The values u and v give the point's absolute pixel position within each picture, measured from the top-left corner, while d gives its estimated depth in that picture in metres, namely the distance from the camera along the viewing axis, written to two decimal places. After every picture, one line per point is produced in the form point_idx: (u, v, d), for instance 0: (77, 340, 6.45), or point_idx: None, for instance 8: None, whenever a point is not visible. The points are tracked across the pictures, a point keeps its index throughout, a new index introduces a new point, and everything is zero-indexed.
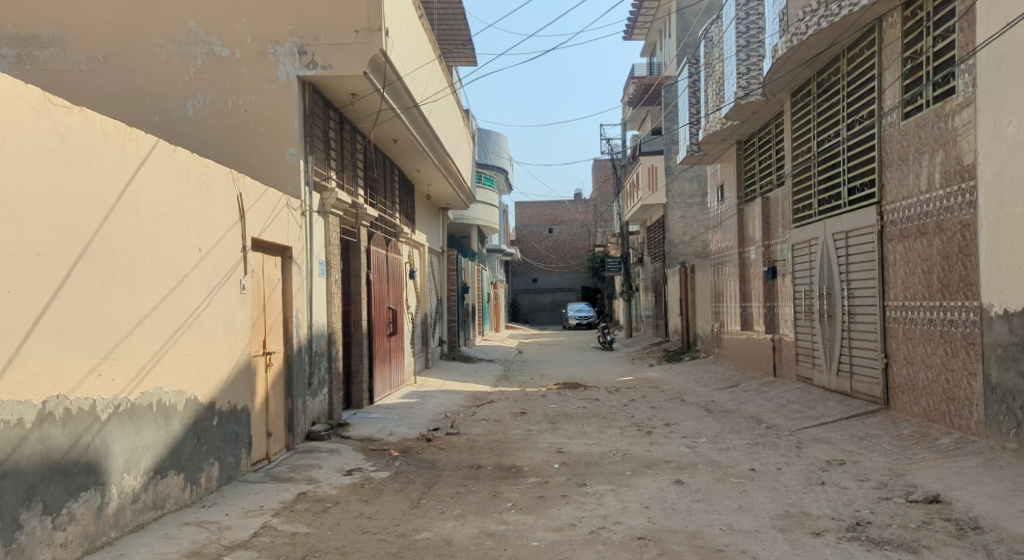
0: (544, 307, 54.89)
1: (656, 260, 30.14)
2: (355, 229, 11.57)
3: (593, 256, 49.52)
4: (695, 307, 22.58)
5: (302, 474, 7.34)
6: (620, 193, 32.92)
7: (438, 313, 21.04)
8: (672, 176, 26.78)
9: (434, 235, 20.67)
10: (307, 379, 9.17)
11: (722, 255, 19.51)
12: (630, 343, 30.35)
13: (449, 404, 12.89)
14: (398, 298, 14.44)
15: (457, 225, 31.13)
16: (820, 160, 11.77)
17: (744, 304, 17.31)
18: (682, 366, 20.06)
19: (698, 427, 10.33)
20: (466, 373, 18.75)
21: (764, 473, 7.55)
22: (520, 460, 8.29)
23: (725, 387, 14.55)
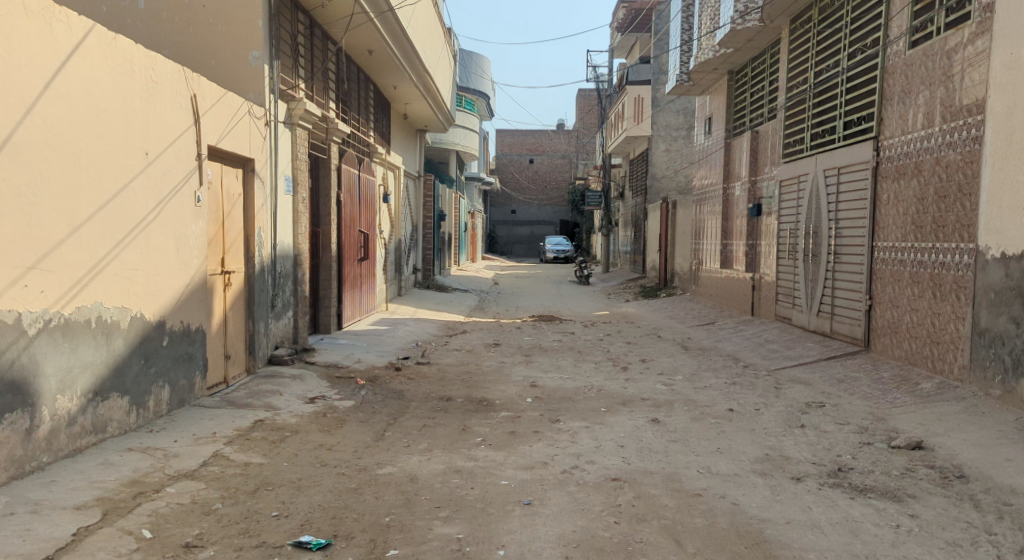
0: (522, 239, 54.60)
1: (637, 194, 29.75)
2: (324, 144, 11.13)
3: (573, 189, 49.05)
4: (674, 243, 22.28)
5: (260, 400, 6.97)
6: (604, 124, 32.30)
7: (412, 239, 20.62)
8: (658, 107, 26.19)
9: (411, 159, 20.16)
10: (270, 301, 8.76)
11: (706, 191, 19.12)
12: (607, 278, 30.14)
13: (420, 333, 12.54)
14: (370, 221, 14.03)
15: (436, 150, 30.51)
16: (817, 90, 11.44)
17: (725, 241, 17.01)
18: (658, 302, 19.89)
19: (675, 364, 10.06)
20: (439, 302, 18.42)
21: (743, 414, 7.28)
22: (491, 393, 7.99)
23: (702, 325, 14.31)
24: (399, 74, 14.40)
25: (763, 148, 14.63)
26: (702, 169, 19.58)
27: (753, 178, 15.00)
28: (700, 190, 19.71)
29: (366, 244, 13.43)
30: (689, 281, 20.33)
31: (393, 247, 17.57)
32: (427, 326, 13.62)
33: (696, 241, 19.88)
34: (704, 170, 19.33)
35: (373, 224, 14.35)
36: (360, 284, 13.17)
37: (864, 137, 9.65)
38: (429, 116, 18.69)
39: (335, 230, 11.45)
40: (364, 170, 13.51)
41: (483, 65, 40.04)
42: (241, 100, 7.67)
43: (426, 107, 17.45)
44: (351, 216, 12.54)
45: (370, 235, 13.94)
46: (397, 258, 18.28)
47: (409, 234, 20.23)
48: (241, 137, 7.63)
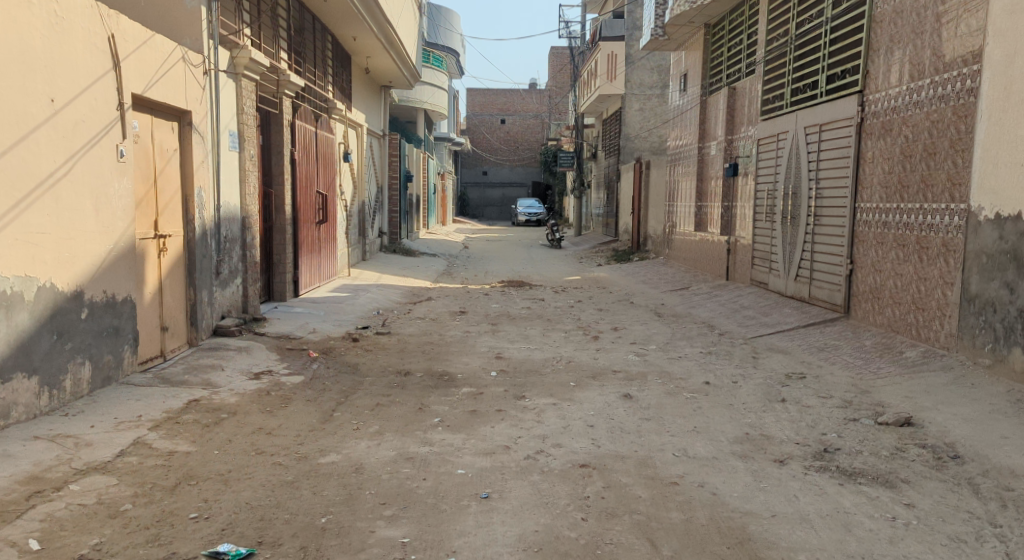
0: (493, 201, 53.98)
1: (610, 155, 29.20)
2: (275, 99, 10.53)
3: (545, 150, 48.41)
4: (647, 206, 21.81)
5: (198, 377, 6.39)
6: (577, 83, 31.63)
7: (377, 202, 19.98)
8: (632, 65, 25.56)
9: (375, 117, 19.49)
10: (214, 266, 8.16)
11: (680, 151, 18.61)
12: (579, 241, 29.67)
13: (382, 301, 11.97)
14: (329, 182, 13.43)
15: (404, 108, 29.76)
16: (799, 44, 10.97)
17: (700, 203, 16.55)
18: (631, 266, 19.46)
19: (648, 333, 9.61)
20: (406, 267, 17.85)
21: (719, 387, 6.83)
22: (453, 367, 7.48)
23: (675, 290, 13.89)
24: (360, 24, 13.77)
25: (740, 105, 14.16)
26: (676, 129, 19.05)
27: (730, 137, 14.53)
28: (674, 150, 19.22)
29: (325, 206, 12.84)
30: (663, 244, 19.90)
31: (355, 209, 16.95)
32: (391, 293, 13.05)
33: (670, 203, 19.41)
34: (679, 130, 18.82)
35: (333, 185, 13.75)
36: (319, 248, 12.62)
37: (849, 92, 9.18)
38: (393, 72, 18.04)
39: (289, 191, 10.88)
40: (321, 127, 12.90)
41: (453, 20, 39.22)
42: (166, 41, 7.07)
43: (389, 62, 16.80)
44: (307, 176, 11.95)
45: (329, 196, 13.36)
46: (361, 221, 17.67)
47: (375, 196, 19.59)
48: (169, 85, 7.05)
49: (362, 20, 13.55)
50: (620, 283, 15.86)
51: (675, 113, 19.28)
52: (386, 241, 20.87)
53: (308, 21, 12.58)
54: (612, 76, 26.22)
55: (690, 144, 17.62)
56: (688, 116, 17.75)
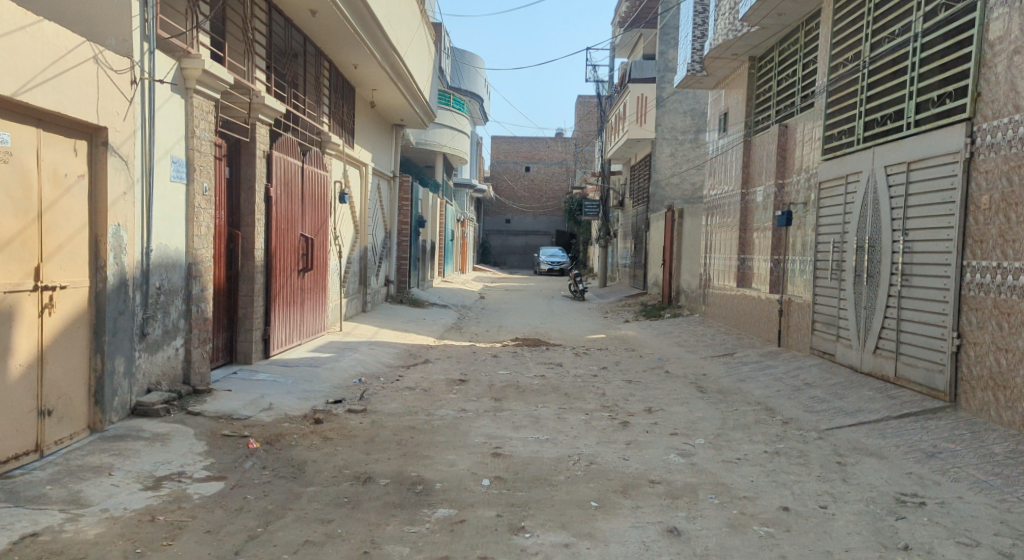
0: (515, 250, 52.35)
1: (638, 203, 27.40)
2: (245, 125, 8.80)
3: (570, 199, 46.81)
4: (679, 257, 19.90)
5: (62, 490, 4.59)
6: (604, 127, 29.98)
7: (382, 248, 18.23)
8: (663, 108, 23.85)
9: (383, 156, 17.83)
10: (142, 329, 6.27)
11: (718, 199, 16.76)
12: (604, 293, 27.77)
13: (371, 364, 10.13)
14: (318, 223, 11.69)
15: (421, 151, 28.23)
16: (875, 67, 9.14)
17: (742, 255, 14.64)
18: (662, 323, 17.51)
19: (690, 418, 7.69)
20: (409, 320, 16.03)
21: (803, 517, 4.93)
22: (438, 469, 5.59)
23: (716, 357, 11.92)
24: (360, 49, 12.12)
25: (793, 144, 12.30)
26: (712, 173, 17.25)
27: (781, 181, 12.66)
28: (710, 197, 17.39)
29: (308, 253, 10.99)
30: (696, 300, 17.97)
31: (354, 255, 15.19)
32: (385, 353, 11.22)
33: (704, 254, 17.54)
34: (716, 175, 17.01)
35: (324, 227, 12.02)
36: (302, 300, 10.82)
37: (951, 120, 7.49)
38: (405, 106, 16.41)
39: (261, 232, 9.11)
40: (312, 160, 11.20)
41: (476, 63, 37.92)
42: (66, 32, 5.39)
43: (396, 95, 15.17)
44: (289, 216, 10.20)
45: (317, 240, 11.60)
46: (361, 268, 15.88)
47: (379, 241, 17.85)
48: (69, 86, 5.36)
49: (365, 42, 11.90)
50: (651, 345, 13.92)
51: (712, 157, 17.51)
52: (392, 290, 19.09)
53: (298, 41, 10.94)
54: (643, 118, 24.28)
55: (730, 190, 15.76)
56: (729, 158, 15.91)
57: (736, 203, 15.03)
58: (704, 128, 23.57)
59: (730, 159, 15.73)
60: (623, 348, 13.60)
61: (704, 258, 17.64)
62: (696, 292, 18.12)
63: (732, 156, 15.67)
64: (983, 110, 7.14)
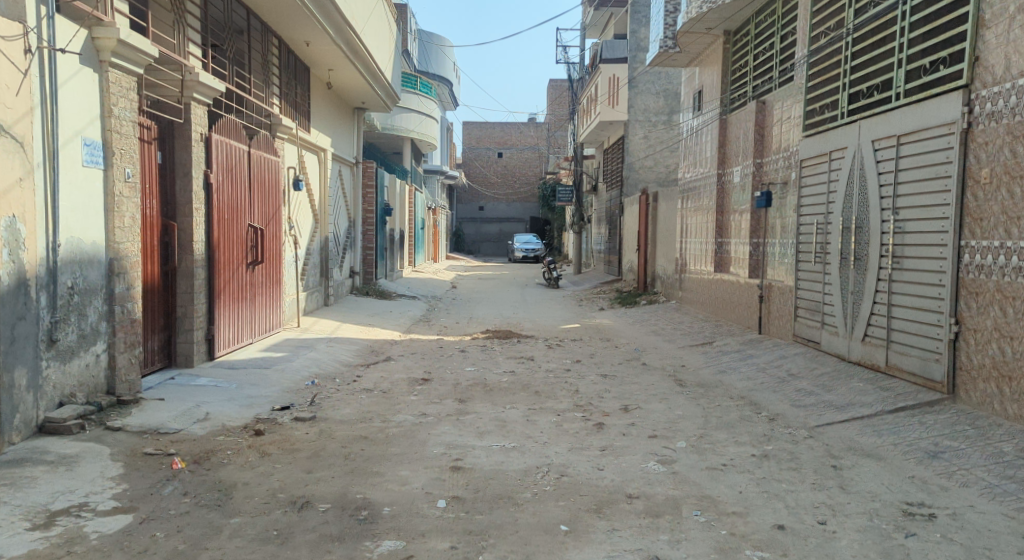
0: (490, 237, 51.65)
1: (612, 188, 26.79)
2: (178, 104, 8.14)
3: (544, 185, 46.13)
4: (654, 242, 19.31)
5: None
6: (575, 110, 29.32)
7: (346, 238, 17.48)
8: (636, 89, 23.22)
9: (344, 143, 17.07)
10: (54, 336, 5.68)
11: (693, 181, 16.16)
12: (579, 280, 27.16)
13: (327, 363, 9.43)
14: (270, 213, 10.97)
15: (388, 138, 27.43)
16: (860, 35, 8.52)
17: (719, 239, 14.06)
18: (638, 311, 16.93)
19: (670, 417, 7.09)
20: (375, 314, 15.33)
21: (802, 536, 4.33)
22: (385, 489, 4.92)
23: (695, 346, 11.34)
24: (309, 25, 11.43)
25: (772, 120, 11.71)
26: (687, 155, 16.64)
27: (760, 160, 12.08)
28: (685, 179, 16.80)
29: (257, 245, 10.25)
30: (673, 285, 17.39)
31: (313, 247, 14.46)
32: (344, 351, 10.52)
33: (680, 238, 16.96)
34: (691, 156, 16.41)
35: (277, 218, 11.30)
36: (252, 296, 10.10)
37: (945, 88, 6.91)
38: (364, 88, 15.67)
39: (200, 223, 8.40)
40: (259, 145, 10.48)
41: (445, 47, 37.08)
42: None
43: (353, 75, 14.39)
44: (233, 205, 9.49)
45: (268, 231, 10.88)
46: (322, 260, 15.14)
47: (342, 231, 17.11)
48: None
49: (315, 18, 11.17)
50: (628, 335, 13.33)
51: (686, 137, 16.91)
52: (358, 282, 18.36)
53: (241, 16, 10.44)
54: (615, 101, 23.85)
55: (706, 171, 15.17)
56: (704, 138, 15.31)
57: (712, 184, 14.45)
58: (677, 108, 22.97)
59: (705, 139, 15.13)
60: (597, 338, 13.00)
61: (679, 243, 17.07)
62: (673, 278, 17.56)
63: (707, 135, 15.07)
64: (982, 76, 6.57)
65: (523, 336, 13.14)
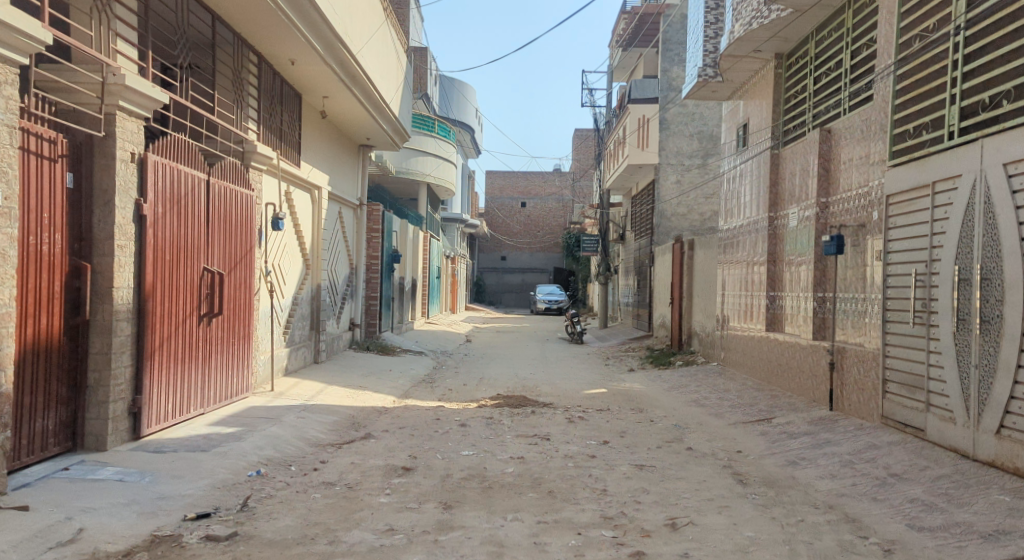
0: (512, 288, 49.95)
1: (641, 236, 24.86)
2: (99, 114, 6.32)
3: (569, 235, 44.35)
4: (690, 296, 17.33)
5: None
6: (602, 155, 27.56)
7: (344, 288, 15.65)
8: (667, 131, 21.37)
9: (346, 182, 15.26)
10: None
11: (735, 226, 14.18)
12: (605, 335, 25.13)
13: (291, 441, 7.52)
14: (237, 256, 9.13)
15: (402, 181, 25.80)
16: (986, 35, 6.61)
17: (770, 292, 12.06)
18: (672, 373, 14.93)
19: (734, 543, 5.12)
20: (372, 374, 13.42)
21: None
22: None
23: (750, 424, 9.29)
24: (294, 40, 9.66)
25: (840, 153, 9.79)
26: (728, 199, 14.70)
27: (825, 200, 10.14)
28: (724, 226, 14.84)
29: (216, 293, 8.39)
30: (712, 344, 15.38)
31: (301, 297, 12.64)
32: (320, 424, 8.62)
33: (720, 292, 14.94)
34: (732, 198, 14.45)
35: (247, 262, 9.47)
36: (207, 357, 8.23)
37: None
38: (367, 121, 13.92)
39: (125, 263, 6.58)
40: (223, 174, 8.68)
41: (466, 91, 35.64)
42: None
43: (351, 104, 12.64)
44: (182, 244, 7.67)
45: (234, 278, 9.03)
46: (313, 313, 13.29)
47: (339, 279, 15.31)
48: None
49: (301, 32, 9.41)
50: (664, 404, 11.32)
51: (726, 179, 14.99)
52: (358, 336, 16.48)
53: (206, 23, 8.64)
54: (644, 142, 21.67)
55: (752, 215, 13.22)
56: (749, 178, 13.39)
57: (761, 230, 12.48)
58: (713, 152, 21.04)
59: (751, 179, 13.20)
60: (626, 407, 11.02)
61: (719, 297, 15.03)
62: (712, 336, 15.54)
63: (753, 175, 13.15)
64: None
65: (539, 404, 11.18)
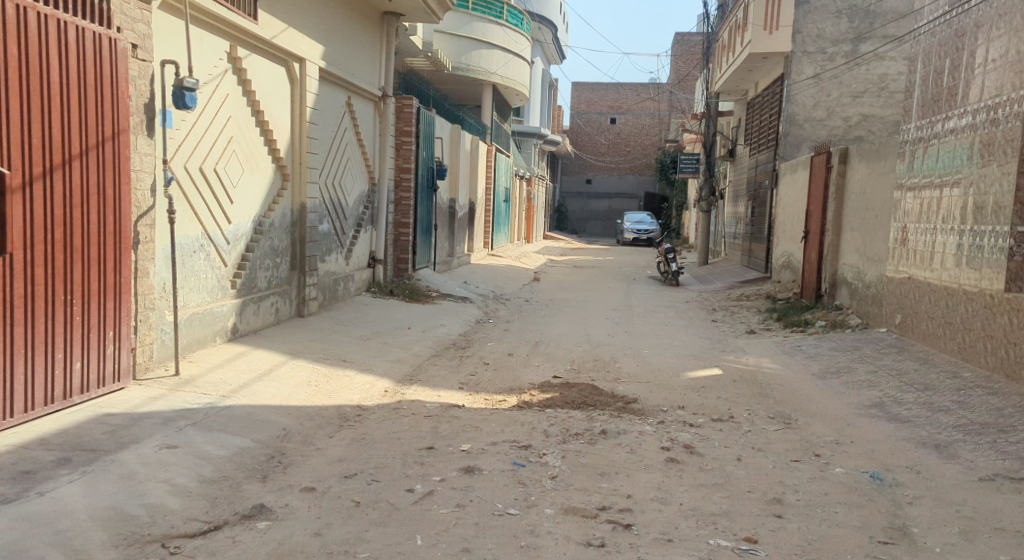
0: (598, 214, 45.55)
1: (758, 151, 20.09)
2: None
3: (664, 154, 39.31)
4: (842, 226, 13.47)
5: None
6: (712, 49, 22.52)
7: (353, 210, 11.57)
8: (806, 6, 16.47)
9: (355, 62, 11.04)
10: None
11: (953, 114, 9.67)
12: (705, 274, 20.60)
13: (73, 529, 3.75)
14: (74, 144, 5.14)
15: (462, 82, 21.41)
16: None
17: (1018, 227, 8.23)
18: (812, 349, 10.63)
19: None
20: (378, 336, 9.44)
21: None
22: None
23: (992, 499, 5.04)
24: None
25: None
26: (945, 90, 9.98)
27: None
28: (925, 115, 10.42)
29: None
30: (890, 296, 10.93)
31: (271, 222, 8.59)
32: (196, 466, 4.55)
33: (912, 227, 10.43)
34: (951, 79, 9.88)
35: (94, 161, 5.32)
36: None
37: None
38: None
39: None
40: None
41: None
42: None
43: None
44: None
45: (54, 186, 5.01)
46: (296, 245, 9.25)
47: (347, 200, 11.28)
48: None
49: None
50: (812, 427, 6.96)
51: (931, 41, 10.50)
52: (379, 276, 12.53)
53: None
54: (773, 23, 16.97)
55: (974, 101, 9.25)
56: (995, 41, 8.95)
57: (1005, 126, 8.54)
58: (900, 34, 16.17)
59: (1007, 47, 8.67)
60: (753, 430, 6.74)
61: (907, 238, 10.54)
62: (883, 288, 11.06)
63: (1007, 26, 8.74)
64: None
65: (608, 412, 7.12)
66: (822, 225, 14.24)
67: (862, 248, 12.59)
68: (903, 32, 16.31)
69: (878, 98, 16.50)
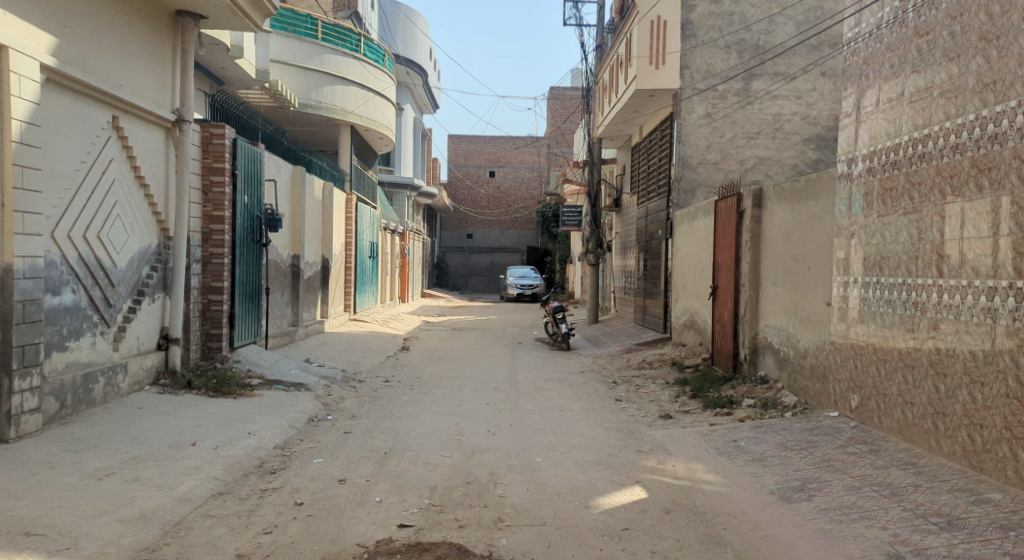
0: (479, 270, 42.90)
1: (648, 198, 17.84)
2: None
3: (546, 206, 37.15)
4: (762, 283, 11.04)
5: None
6: (592, 88, 20.31)
7: (128, 275, 8.30)
8: (692, 38, 14.39)
9: (127, 70, 8.07)
10: None
11: (909, 143, 7.17)
12: (597, 336, 18.02)
13: None
14: None
15: (313, 122, 18.38)
16: None
17: None
18: (754, 446, 7.96)
19: None
20: (133, 464, 6.20)
21: None
22: None
23: None
24: None
25: None
26: (889, 115, 7.50)
27: None
28: (860, 146, 7.96)
29: None
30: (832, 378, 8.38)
31: None
32: None
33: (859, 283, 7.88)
34: (894, 103, 7.44)
35: None
36: None
37: None
38: None
39: None
40: None
41: (416, 20, 28.27)
42: None
43: None
44: None
45: None
46: None
47: (116, 260, 8.01)
48: None
49: None
50: None
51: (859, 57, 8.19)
52: (174, 361, 9.17)
53: None
54: (659, 56, 14.47)
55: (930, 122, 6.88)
56: (970, 47, 6.50)
57: (1014, 142, 6.01)
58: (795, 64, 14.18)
59: (996, 47, 6.22)
60: None
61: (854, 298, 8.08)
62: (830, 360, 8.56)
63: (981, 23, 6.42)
64: None
65: None
66: (733, 279, 11.78)
67: (790, 308, 10.13)
68: (794, 70, 14.47)
69: (773, 140, 14.48)
